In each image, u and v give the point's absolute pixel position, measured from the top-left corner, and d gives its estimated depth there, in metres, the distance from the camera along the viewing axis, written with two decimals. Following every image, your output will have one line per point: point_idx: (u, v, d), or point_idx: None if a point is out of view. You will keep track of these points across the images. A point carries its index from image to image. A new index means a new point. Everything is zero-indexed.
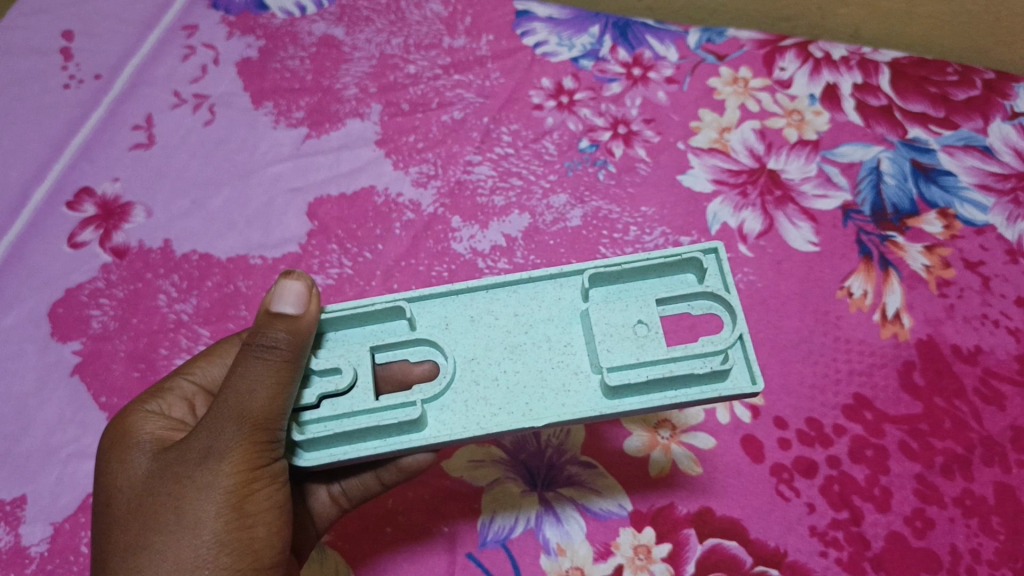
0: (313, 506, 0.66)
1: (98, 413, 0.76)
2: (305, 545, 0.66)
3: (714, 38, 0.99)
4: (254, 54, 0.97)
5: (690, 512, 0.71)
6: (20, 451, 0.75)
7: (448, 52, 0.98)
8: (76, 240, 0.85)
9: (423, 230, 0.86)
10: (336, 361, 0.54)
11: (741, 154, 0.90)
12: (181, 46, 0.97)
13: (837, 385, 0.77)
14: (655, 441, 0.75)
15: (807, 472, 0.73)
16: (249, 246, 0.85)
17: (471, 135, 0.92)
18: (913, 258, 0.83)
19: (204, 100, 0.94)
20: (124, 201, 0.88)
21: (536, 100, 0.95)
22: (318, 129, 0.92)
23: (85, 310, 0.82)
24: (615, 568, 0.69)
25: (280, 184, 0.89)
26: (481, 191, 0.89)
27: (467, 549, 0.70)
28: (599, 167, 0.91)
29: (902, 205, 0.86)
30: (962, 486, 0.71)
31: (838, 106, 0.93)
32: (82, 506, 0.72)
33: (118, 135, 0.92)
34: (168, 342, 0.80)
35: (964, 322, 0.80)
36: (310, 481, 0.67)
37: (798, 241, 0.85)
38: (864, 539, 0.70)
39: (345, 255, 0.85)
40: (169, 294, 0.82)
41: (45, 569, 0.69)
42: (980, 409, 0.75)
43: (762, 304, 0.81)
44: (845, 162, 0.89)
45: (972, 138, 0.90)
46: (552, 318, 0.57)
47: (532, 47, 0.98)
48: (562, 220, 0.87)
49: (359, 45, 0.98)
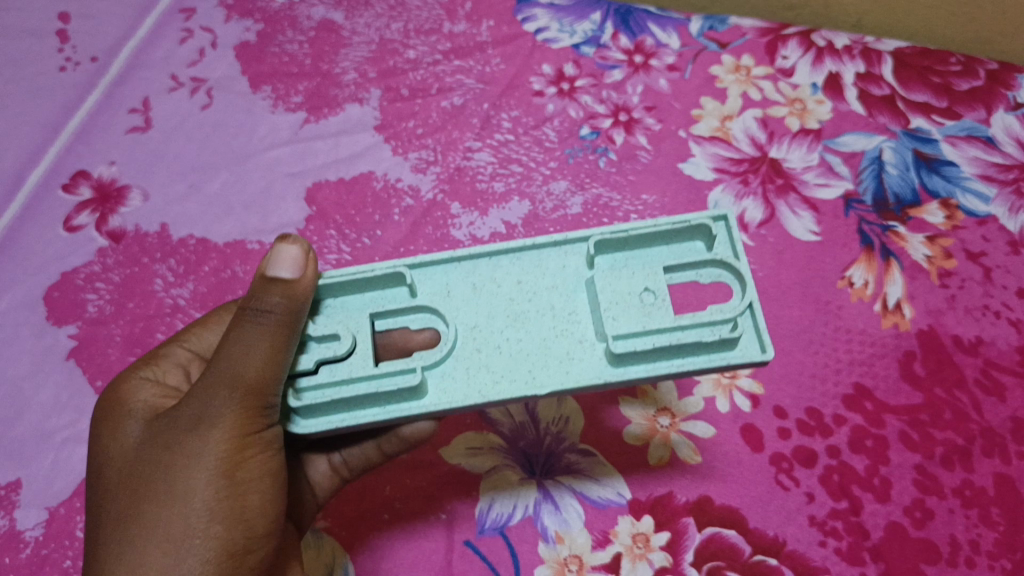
0: (313, 475, 0.66)
1: (94, 398, 0.76)
2: (303, 515, 0.65)
3: (716, 26, 0.98)
4: (252, 38, 0.96)
5: (688, 501, 0.71)
6: (15, 435, 0.74)
7: (448, 37, 0.97)
8: (72, 223, 0.85)
9: (422, 216, 0.86)
10: (335, 328, 0.54)
11: (743, 143, 0.90)
12: (178, 29, 0.96)
13: (838, 375, 0.76)
14: (654, 430, 0.74)
15: (807, 461, 0.72)
16: (247, 231, 0.84)
17: (471, 121, 0.92)
18: (914, 248, 0.83)
19: (201, 84, 0.94)
20: (121, 185, 0.87)
21: (537, 87, 0.94)
22: (317, 114, 0.92)
23: (81, 294, 0.81)
24: (613, 556, 0.69)
25: (277, 169, 0.88)
26: (481, 177, 0.88)
27: (464, 536, 0.70)
28: (600, 154, 0.90)
29: (904, 195, 0.86)
30: (961, 477, 0.71)
31: (841, 95, 0.93)
32: (77, 491, 0.71)
33: (115, 119, 0.91)
34: (164, 327, 0.79)
35: (965, 313, 0.79)
36: (309, 452, 0.67)
37: (799, 230, 0.84)
38: (863, 529, 0.70)
39: (344, 241, 0.84)
40: (166, 279, 0.82)
41: (39, 553, 0.69)
42: (980, 401, 0.75)
43: (763, 293, 0.81)
44: (847, 151, 0.89)
45: (975, 129, 0.90)
46: (556, 286, 0.56)
47: (533, 33, 0.97)
48: (562, 208, 0.86)
49: (359, 30, 0.97)
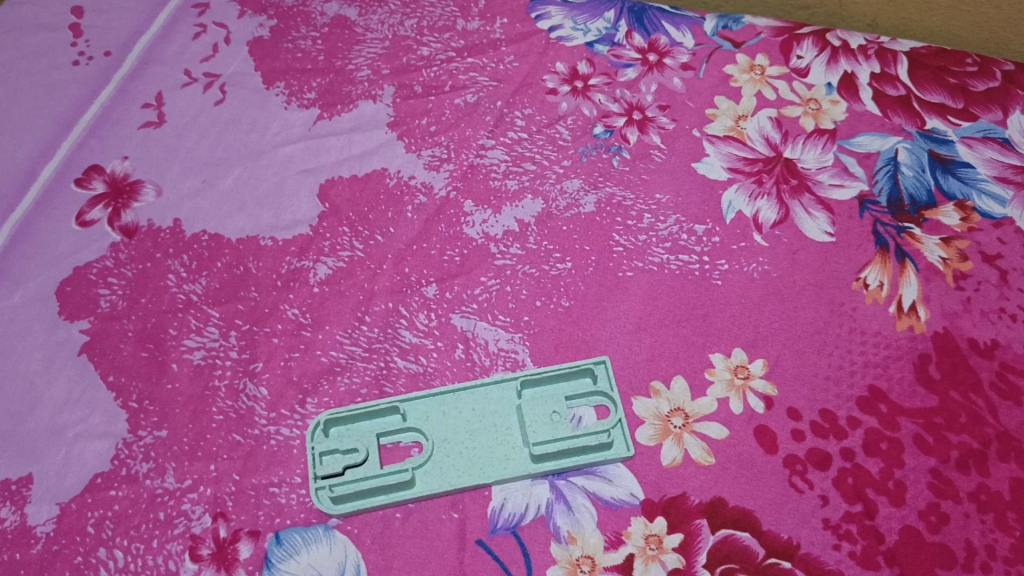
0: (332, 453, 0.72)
1: (106, 393, 0.75)
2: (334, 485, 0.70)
3: (730, 25, 0.98)
4: (266, 34, 0.97)
5: (702, 503, 0.70)
6: (27, 429, 0.74)
7: (462, 34, 0.97)
8: (85, 219, 0.85)
9: (435, 214, 0.85)
10: None
11: (758, 143, 0.89)
12: (191, 24, 0.98)
13: (852, 377, 0.76)
14: (668, 430, 0.74)
15: (821, 464, 0.71)
16: (260, 228, 0.84)
17: (484, 118, 0.91)
18: (929, 250, 0.82)
19: (214, 79, 0.94)
20: (133, 179, 0.87)
21: (550, 85, 0.94)
22: (331, 110, 0.92)
23: (93, 289, 0.81)
24: (626, 557, 0.68)
25: (290, 166, 0.88)
26: (494, 174, 0.88)
27: (476, 535, 0.69)
28: (613, 153, 0.89)
29: (919, 196, 0.85)
30: (977, 481, 0.71)
31: (856, 95, 0.92)
32: (89, 487, 0.71)
33: (128, 113, 0.92)
34: (176, 323, 0.79)
35: (981, 316, 0.78)
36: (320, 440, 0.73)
37: (814, 231, 0.84)
38: (878, 533, 0.69)
39: (357, 238, 0.84)
40: (179, 274, 0.82)
41: (50, 549, 0.68)
42: (996, 404, 0.74)
43: (777, 294, 0.80)
44: (862, 152, 0.88)
45: (991, 130, 0.89)
46: None
47: (547, 31, 0.98)
48: (575, 206, 0.86)
49: (373, 27, 0.98)
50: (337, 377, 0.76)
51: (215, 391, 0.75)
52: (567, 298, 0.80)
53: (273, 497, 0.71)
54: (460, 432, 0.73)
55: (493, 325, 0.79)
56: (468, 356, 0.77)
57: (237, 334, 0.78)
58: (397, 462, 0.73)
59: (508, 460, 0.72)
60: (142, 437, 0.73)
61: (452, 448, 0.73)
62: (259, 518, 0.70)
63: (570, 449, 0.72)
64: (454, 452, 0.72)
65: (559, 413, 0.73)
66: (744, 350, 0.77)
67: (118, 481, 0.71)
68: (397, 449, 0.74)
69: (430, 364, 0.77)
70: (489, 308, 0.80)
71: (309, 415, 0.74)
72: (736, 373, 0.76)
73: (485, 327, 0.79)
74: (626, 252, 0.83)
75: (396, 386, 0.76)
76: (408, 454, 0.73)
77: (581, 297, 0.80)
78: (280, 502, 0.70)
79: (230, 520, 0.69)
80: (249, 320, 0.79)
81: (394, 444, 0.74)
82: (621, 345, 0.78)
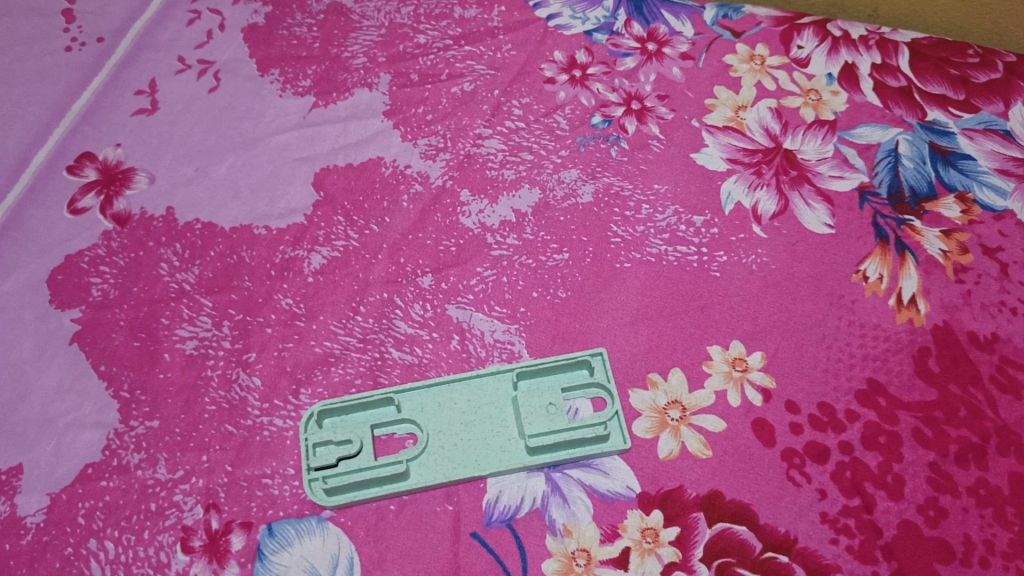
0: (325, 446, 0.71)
1: (97, 383, 0.75)
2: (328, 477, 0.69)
3: (730, 14, 0.97)
4: (260, 21, 0.96)
5: (698, 496, 0.70)
6: (17, 419, 0.73)
7: (459, 22, 0.96)
8: (76, 206, 0.84)
9: (431, 204, 0.84)
10: None
11: (758, 134, 0.89)
12: (185, 10, 0.96)
13: (851, 370, 0.75)
14: (665, 423, 0.73)
15: (819, 457, 0.71)
16: (254, 216, 0.83)
17: (481, 107, 0.90)
18: (930, 242, 0.81)
19: (208, 66, 0.93)
20: (126, 167, 0.86)
21: (548, 73, 0.93)
22: (326, 98, 0.91)
23: (85, 278, 0.80)
24: (622, 551, 0.67)
25: (285, 154, 0.87)
26: (491, 164, 0.87)
27: (470, 528, 0.69)
28: (611, 143, 0.88)
29: (920, 188, 0.84)
30: (976, 475, 0.70)
31: (857, 86, 0.91)
32: (80, 477, 0.70)
33: (121, 100, 0.90)
34: (169, 312, 0.78)
35: (981, 309, 0.78)
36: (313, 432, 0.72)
37: (813, 222, 0.83)
38: (876, 527, 0.68)
39: (352, 227, 0.83)
40: (171, 263, 0.81)
41: (40, 540, 0.68)
42: (995, 398, 0.73)
43: (776, 285, 0.79)
44: (862, 144, 0.88)
45: (992, 122, 0.88)
46: None
47: (545, 19, 0.97)
48: (573, 196, 0.85)
49: (368, 14, 0.97)
50: (331, 367, 0.75)
51: (208, 381, 0.74)
52: (564, 289, 0.80)
53: (266, 489, 0.70)
54: (455, 424, 0.73)
55: (489, 316, 0.78)
56: (464, 347, 0.76)
57: (230, 324, 0.77)
58: (391, 453, 0.72)
59: (503, 453, 0.71)
60: (134, 427, 0.72)
61: (447, 440, 0.72)
62: (252, 509, 0.69)
63: (564, 443, 0.71)
64: (449, 444, 0.72)
65: (556, 405, 0.73)
66: (742, 342, 0.76)
67: (109, 472, 0.70)
68: (391, 441, 0.73)
69: (425, 355, 0.76)
70: (485, 298, 0.79)
71: (303, 406, 0.73)
72: (733, 365, 0.75)
73: (480, 318, 0.78)
74: (624, 243, 0.82)
75: (391, 376, 0.75)
76: (403, 446, 0.72)
77: (578, 288, 0.80)
78: (273, 493, 0.70)
79: (222, 512, 0.69)
80: (242, 309, 0.78)
81: (389, 436, 0.73)
82: (618, 336, 0.77)
